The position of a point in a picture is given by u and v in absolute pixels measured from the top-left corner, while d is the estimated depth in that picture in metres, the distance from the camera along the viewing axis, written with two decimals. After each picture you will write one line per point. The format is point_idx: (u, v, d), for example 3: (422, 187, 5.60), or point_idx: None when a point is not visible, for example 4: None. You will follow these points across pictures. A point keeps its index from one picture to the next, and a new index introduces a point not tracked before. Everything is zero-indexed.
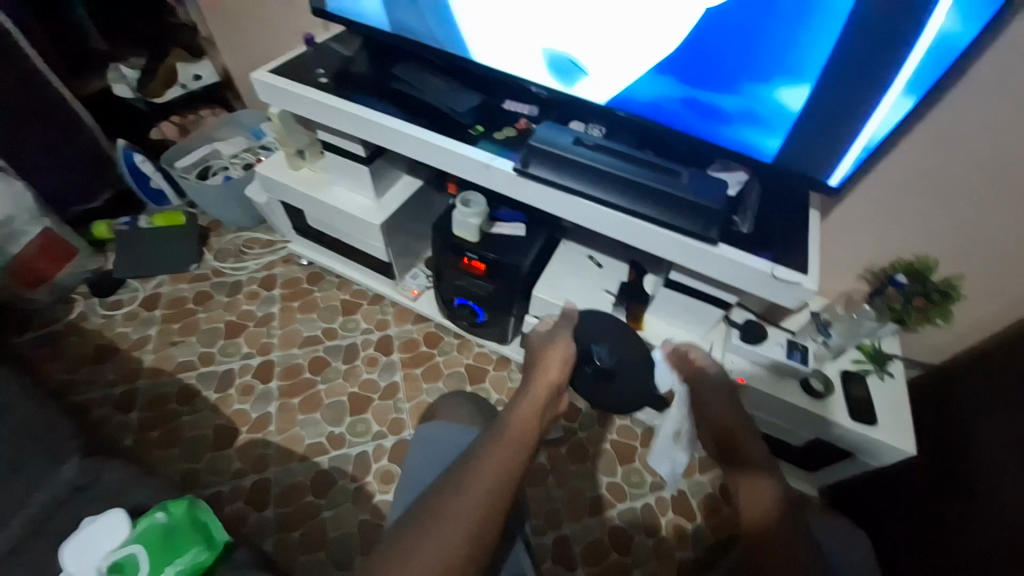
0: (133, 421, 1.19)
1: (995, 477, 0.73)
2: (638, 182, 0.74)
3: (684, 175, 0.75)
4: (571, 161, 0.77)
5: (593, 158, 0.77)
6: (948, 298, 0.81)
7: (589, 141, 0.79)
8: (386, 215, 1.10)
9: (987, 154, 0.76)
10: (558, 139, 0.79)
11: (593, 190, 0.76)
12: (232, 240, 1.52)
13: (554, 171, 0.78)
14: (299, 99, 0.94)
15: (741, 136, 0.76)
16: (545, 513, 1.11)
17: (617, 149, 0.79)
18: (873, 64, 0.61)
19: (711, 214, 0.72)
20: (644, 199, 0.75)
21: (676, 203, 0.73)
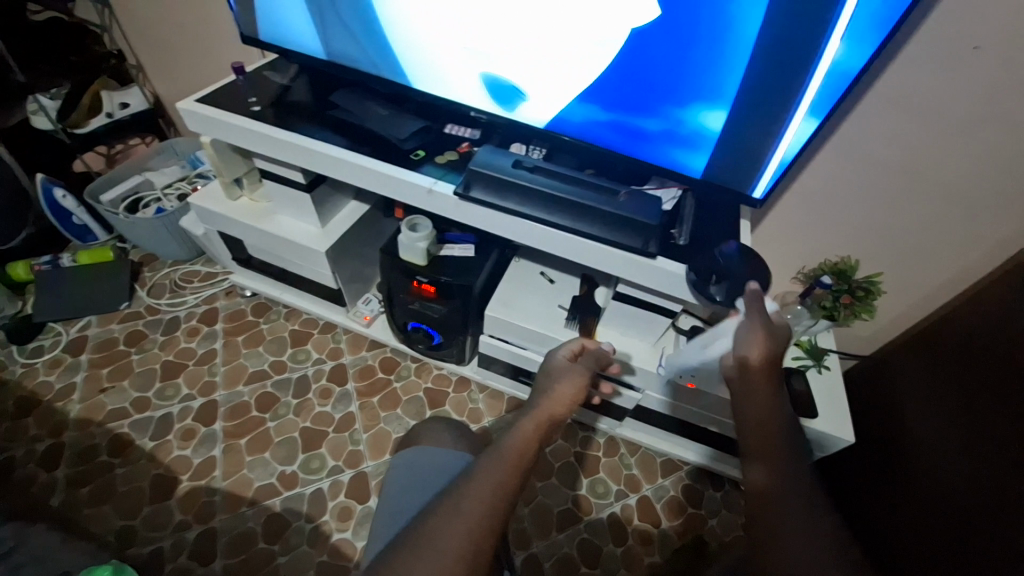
0: (58, 479, 1.08)
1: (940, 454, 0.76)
2: (578, 202, 0.76)
3: (621, 194, 0.78)
4: (512, 184, 0.78)
5: (532, 181, 0.78)
6: (871, 294, 0.87)
7: (528, 164, 0.81)
8: (332, 242, 1.08)
9: (893, 162, 0.83)
10: (499, 162, 0.80)
11: (535, 212, 0.78)
12: (168, 274, 1.43)
13: (496, 194, 0.79)
14: (232, 128, 0.91)
15: (671, 155, 0.80)
16: (514, 534, 1.09)
17: (556, 170, 0.80)
18: (781, 88, 0.66)
19: (648, 229, 0.75)
20: (584, 218, 0.77)
21: (614, 220, 0.76)
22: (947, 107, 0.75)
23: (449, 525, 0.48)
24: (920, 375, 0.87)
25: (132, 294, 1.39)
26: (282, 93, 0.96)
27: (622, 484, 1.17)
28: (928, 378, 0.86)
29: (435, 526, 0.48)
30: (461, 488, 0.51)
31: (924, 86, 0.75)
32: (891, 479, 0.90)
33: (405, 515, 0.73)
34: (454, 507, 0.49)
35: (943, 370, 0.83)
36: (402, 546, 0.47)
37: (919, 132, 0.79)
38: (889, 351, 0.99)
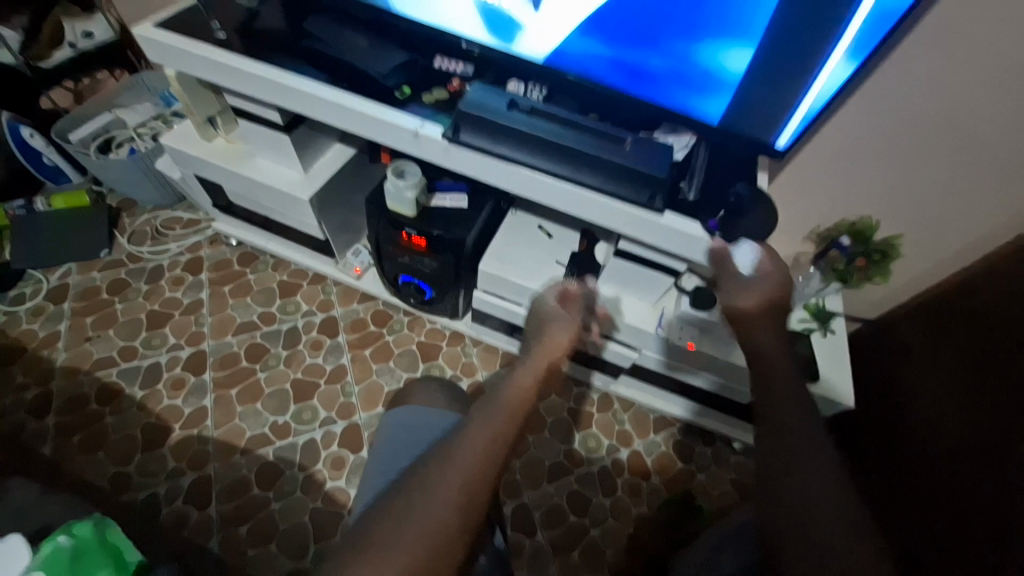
0: (50, 427, 1.08)
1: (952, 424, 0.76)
2: (579, 149, 0.70)
3: (628, 142, 0.71)
4: (507, 127, 0.71)
5: (529, 125, 0.71)
6: (887, 257, 0.83)
7: (526, 105, 0.73)
8: (316, 188, 1.01)
9: (924, 113, 0.76)
10: (494, 104, 0.73)
11: (532, 160, 0.71)
12: (149, 221, 1.37)
13: (489, 139, 0.72)
14: (197, 59, 0.82)
15: (685, 100, 0.72)
16: (505, 483, 1.11)
17: (556, 114, 0.73)
18: (817, 26, 0.58)
19: (654, 182, 0.68)
20: (587, 168, 0.70)
21: (618, 171, 0.69)
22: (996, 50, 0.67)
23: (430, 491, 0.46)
24: (929, 347, 0.85)
25: (112, 241, 1.33)
26: (251, 19, 0.86)
27: (613, 439, 1.17)
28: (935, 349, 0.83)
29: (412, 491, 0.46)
30: (442, 453, 0.49)
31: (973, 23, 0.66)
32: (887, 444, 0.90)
33: (390, 472, 0.72)
34: (435, 470, 0.47)
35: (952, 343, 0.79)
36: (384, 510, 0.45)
37: (960, 78, 0.71)
38: (898, 316, 0.96)
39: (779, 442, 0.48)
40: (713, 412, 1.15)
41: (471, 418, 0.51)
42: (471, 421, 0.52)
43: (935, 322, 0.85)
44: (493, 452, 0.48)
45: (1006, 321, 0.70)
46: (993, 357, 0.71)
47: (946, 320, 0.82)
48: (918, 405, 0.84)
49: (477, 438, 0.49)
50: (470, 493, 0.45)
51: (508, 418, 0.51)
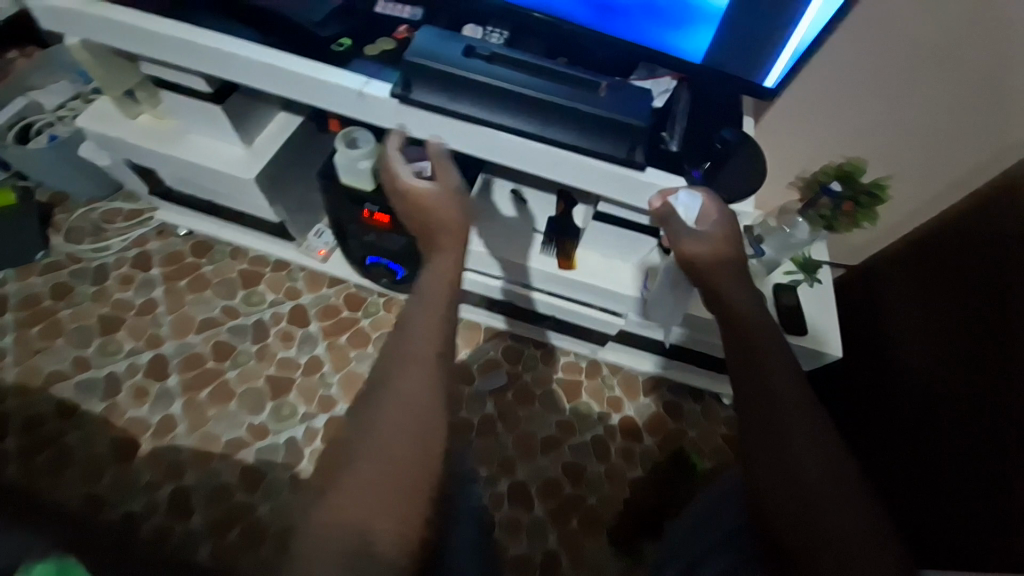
0: (8, 450, 1.00)
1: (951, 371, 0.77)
2: (547, 99, 0.61)
3: (603, 87, 0.63)
4: (464, 78, 0.62)
5: (489, 73, 0.62)
6: (877, 199, 0.77)
7: (484, 51, 0.64)
8: (263, 165, 0.91)
9: (922, 35, 0.69)
10: (447, 52, 0.63)
11: (495, 116, 0.63)
12: (86, 216, 1.25)
13: (444, 95, 0.63)
14: (94, 22, 0.70)
15: (662, 35, 0.64)
16: (499, 460, 1.08)
17: (519, 59, 0.64)
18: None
19: (634, 133, 0.61)
20: (557, 120, 0.62)
21: (593, 123, 0.61)
22: None
23: None
24: (925, 303, 0.83)
25: (49, 242, 1.22)
26: None
27: (604, 405, 1.15)
28: (935, 312, 0.81)
29: None
30: None
31: None
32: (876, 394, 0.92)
33: None
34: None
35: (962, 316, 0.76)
36: None
37: None
38: (885, 259, 0.92)
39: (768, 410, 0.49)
40: (699, 368, 1.13)
41: None
42: None
43: (932, 277, 0.82)
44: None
45: (1016, 294, 0.68)
46: (1014, 349, 0.68)
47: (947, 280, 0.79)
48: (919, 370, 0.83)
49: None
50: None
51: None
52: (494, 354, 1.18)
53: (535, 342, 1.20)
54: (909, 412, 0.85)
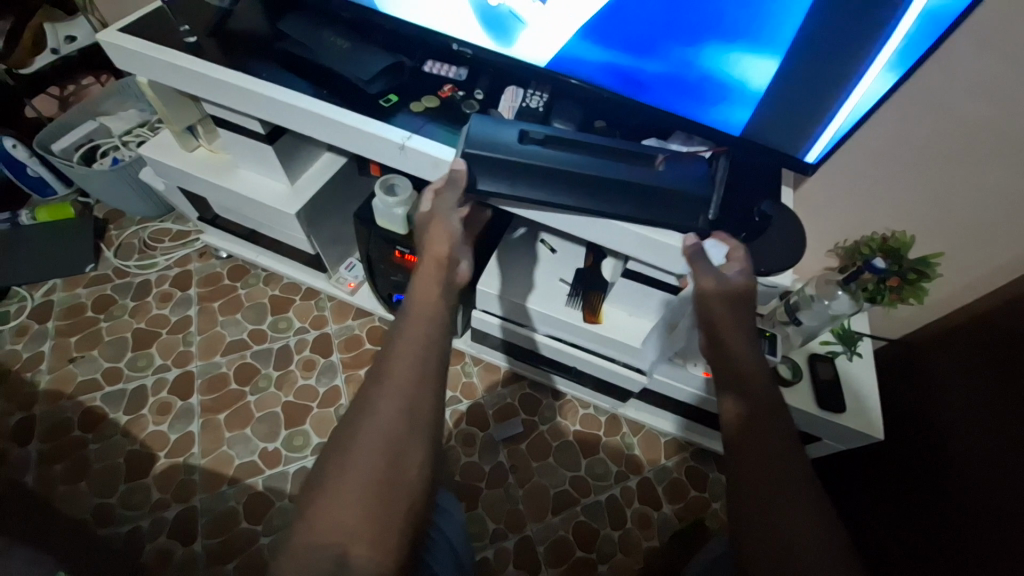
0: (32, 455, 1.03)
1: (969, 458, 0.71)
2: (615, 180, 0.62)
3: (660, 160, 0.65)
4: (525, 165, 0.63)
5: (549, 157, 0.63)
6: (925, 276, 0.74)
7: (538, 135, 0.65)
8: (303, 202, 0.94)
9: (972, 115, 0.67)
10: (502, 137, 0.64)
11: (562, 198, 0.63)
12: (137, 233, 1.32)
13: (505, 181, 0.63)
14: (162, 66, 0.75)
15: (698, 113, 0.65)
16: (507, 514, 1.04)
17: (572, 139, 0.65)
18: (857, 31, 0.51)
19: (697, 201, 0.62)
20: (622, 200, 0.63)
21: (657, 198, 0.62)
22: None
23: None
24: (955, 387, 0.77)
25: (99, 255, 1.28)
26: (225, 20, 0.79)
27: (622, 465, 1.10)
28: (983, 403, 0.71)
29: None
30: None
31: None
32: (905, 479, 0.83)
33: None
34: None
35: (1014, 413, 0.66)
36: None
37: (1017, 77, 0.62)
38: (927, 337, 0.88)
39: (754, 474, 0.47)
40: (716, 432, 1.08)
41: None
42: None
43: (985, 365, 0.72)
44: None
45: None
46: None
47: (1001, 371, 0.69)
48: (956, 467, 0.73)
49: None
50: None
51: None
52: (511, 400, 1.16)
53: (555, 391, 1.18)
54: (927, 504, 0.76)
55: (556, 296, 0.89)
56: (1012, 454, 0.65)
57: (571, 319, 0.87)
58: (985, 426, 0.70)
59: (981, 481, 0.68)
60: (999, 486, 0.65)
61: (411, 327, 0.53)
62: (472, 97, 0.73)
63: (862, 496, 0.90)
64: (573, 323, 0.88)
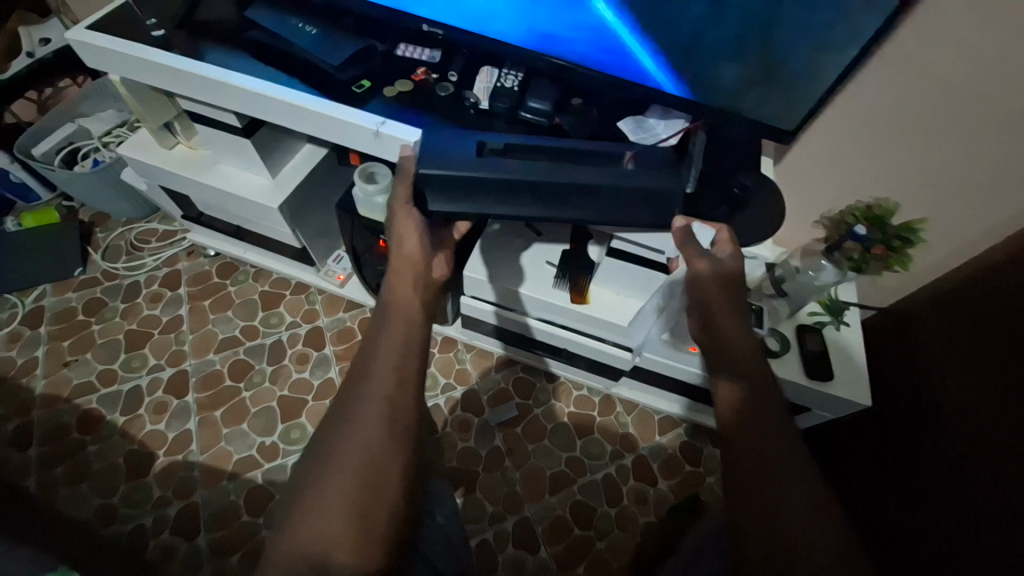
0: (31, 459, 1.03)
1: (961, 423, 0.72)
2: (576, 182, 0.61)
3: (628, 159, 0.64)
4: (485, 177, 0.62)
5: (507, 166, 0.63)
6: (909, 243, 0.74)
7: (496, 145, 0.66)
8: (285, 195, 0.93)
9: (951, 76, 0.66)
10: (457, 151, 0.64)
11: (527, 207, 0.64)
12: (123, 235, 1.31)
13: (467, 199, 0.64)
14: (131, 61, 0.74)
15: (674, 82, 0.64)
16: (506, 497, 1.05)
17: (531, 145, 0.65)
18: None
19: (661, 198, 0.62)
20: (589, 204, 0.63)
21: (622, 199, 0.62)
22: None
23: None
24: (944, 354, 0.78)
25: (86, 259, 1.28)
26: (192, 11, 0.78)
27: (617, 444, 1.11)
28: (978, 369, 0.71)
29: None
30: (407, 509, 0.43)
31: None
32: (901, 445, 0.84)
33: None
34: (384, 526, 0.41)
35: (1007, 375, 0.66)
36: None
37: (995, 35, 0.61)
38: (914, 304, 0.88)
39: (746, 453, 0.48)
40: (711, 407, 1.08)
41: None
42: None
43: (979, 329, 0.72)
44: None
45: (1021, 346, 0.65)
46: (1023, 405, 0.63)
47: (995, 334, 0.69)
48: (951, 434, 0.73)
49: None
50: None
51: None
52: (505, 384, 1.17)
53: (549, 374, 1.18)
54: (921, 472, 0.77)
55: (543, 279, 0.89)
56: (1000, 417, 0.66)
57: (559, 301, 0.87)
58: (974, 392, 0.71)
59: (972, 445, 0.69)
60: (990, 450, 0.66)
61: (395, 316, 0.54)
62: (446, 79, 0.72)
63: (855, 465, 0.91)
64: (562, 304, 0.88)
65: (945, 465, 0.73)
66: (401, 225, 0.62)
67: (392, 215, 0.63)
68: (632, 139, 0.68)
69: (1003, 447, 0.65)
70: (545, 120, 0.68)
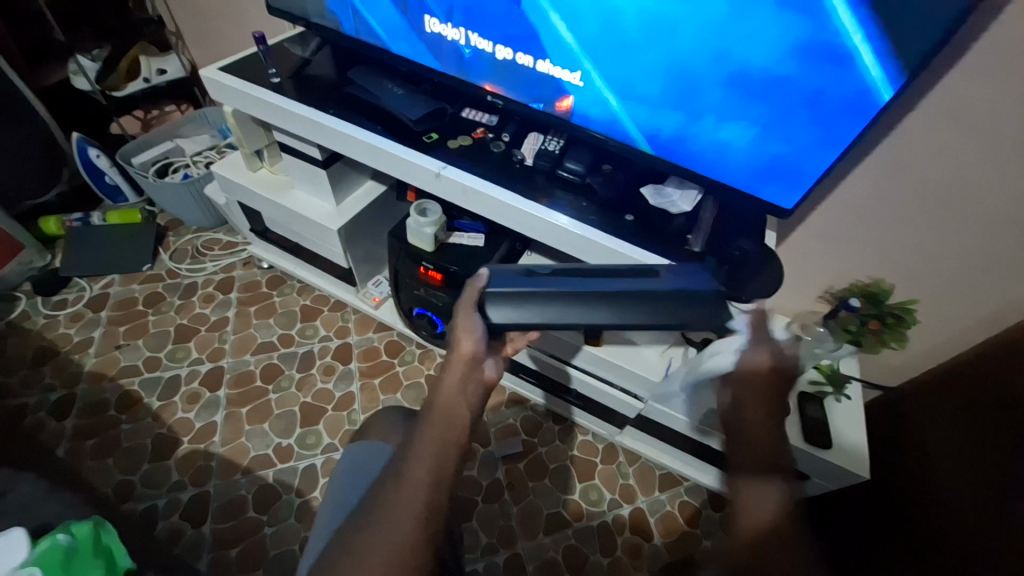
0: (68, 429, 1.12)
1: (953, 506, 0.75)
2: (619, 290, 0.64)
3: (661, 271, 0.67)
4: (539, 294, 0.64)
5: (559, 284, 0.65)
6: (903, 322, 0.81)
7: (545, 269, 0.68)
8: (344, 221, 1.07)
9: (938, 178, 0.76)
10: (512, 272, 0.67)
11: (593, 317, 0.63)
12: (191, 240, 1.48)
13: (526, 312, 0.63)
14: (249, 98, 0.92)
15: None
16: (501, 530, 1.07)
17: (578, 268, 0.68)
18: None
19: (706, 301, 0.63)
20: (639, 310, 0.63)
21: (672, 302, 0.63)
22: (1002, 122, 0.68)
23: (399, 509, 0.47)
24: (942, 437, 0.81)
25: (155, 257, 1.43)
26: (304, 66, 0.96)
27: (616, 493, 1.13)
28: (974, 459, 0.74)
29: (398, 520, 0.46)
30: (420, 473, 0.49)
31: (980, 96, 0.67)
32: (900, 529, 0.85)
33: (343, 510, 0.61)
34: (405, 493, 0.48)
35: (1005, 471, 0.68)
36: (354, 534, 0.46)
37: (969, 148, 0.72)
38: (914, 386, 0.94)
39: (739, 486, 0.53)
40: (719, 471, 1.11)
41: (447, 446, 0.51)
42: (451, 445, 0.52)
43: (973, 418, 0.76)
44: (444, 456, 0.50)
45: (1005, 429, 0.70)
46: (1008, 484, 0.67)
47: (987, 425, 0.73)
48: (948, 513, 0.75)
49: (446, 462, 0.49)
50: (437, 524, 0.47)
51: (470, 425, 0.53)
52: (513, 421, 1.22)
53: (555, 417, 1.23)
54: (921, 556, 0.78)
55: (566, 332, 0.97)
56: (987, 498, 0.70)
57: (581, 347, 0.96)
58: (959, 475, 0.76)
59: (967, 524, 0.71)
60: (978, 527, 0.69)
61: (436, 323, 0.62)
62: (500, 139, 0.86)
63: (857, 550, 0.91)
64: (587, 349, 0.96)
65: (943, 551, 0.74)
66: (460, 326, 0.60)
67: (454, 324, 0.61)
68: (650, 204, 0.80)
69: (994, 527, 0.67)
70: (579, 178, 0.80)
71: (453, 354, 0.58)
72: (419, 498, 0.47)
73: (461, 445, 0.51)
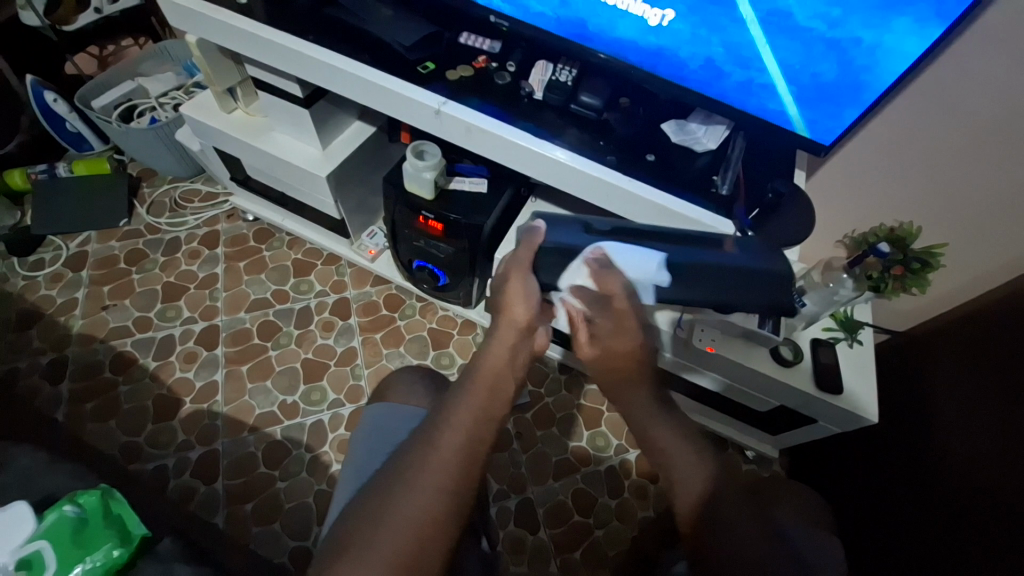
0: (65, 393, 1.09)
1: (960, 447, 0.76)
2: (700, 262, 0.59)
3: (729, 242, 0.62)
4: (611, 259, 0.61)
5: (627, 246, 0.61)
6: (929, 266, 0.76)
7: (602, 227, 0.64)
8: (333, 166, 0.98)
9: (987, 107, 0.69)
10: (566, 229, 0.62)
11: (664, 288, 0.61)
12: (168, 192, 1.38)
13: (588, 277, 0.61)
14: (214, 24, 0.80)
15: None
16: (512, 477, 1.09)
17: (640, 228, 0.64)
18: None
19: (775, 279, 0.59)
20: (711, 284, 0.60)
21: (746, 277, 0.59)
22: None
23: (417, 481, 0.44)
24: (955, 381, 0.80)
25: (132, 211, 1.34)
26: None
27: (623, 439, 1.14)
28: (984, 402, 0.73)
29: (415, 493, 0.43)
30: (435, 444, 0.46)
31: None
32: (904, 468, 0.86)
33: (356, 474, 0.60)
34: (423, 465, 0.45)
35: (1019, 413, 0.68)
36: (372, 507, 0.44)
37: None
38: (926, 330, 0.92)
39: None
40: (733, 417, 1.11)
41: (463, 415, 0.48)
42: (467, 414, 0.48)
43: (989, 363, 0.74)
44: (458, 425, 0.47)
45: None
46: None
47: (999, 370, 0.72)
48: (955, 454, 0.76)
49: (460, 434, 0.46)
50: (457, 494, 0.44)
51: (485, 391, 0.50)
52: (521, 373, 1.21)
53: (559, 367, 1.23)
54: (924, 497, 0.79)
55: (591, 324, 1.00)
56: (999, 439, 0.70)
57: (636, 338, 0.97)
58: (971, 418, 0.75)
59: (975, 466, 0.72)
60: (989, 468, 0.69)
61: None
62: (505, 69, 0.77)
63: (862, 490, 0.94)
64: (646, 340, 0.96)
65: (948, 492, 0.75)
66: (512, 290, 0.58)
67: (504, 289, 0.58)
68: (672, 142, 0.73)
69: (1003, 471, 0.67)
70: (595, 114, 0.72)
71: (502, 316, 0.57)
72: (437, 470, 0.44)
73: (477, 412, 0.48)
